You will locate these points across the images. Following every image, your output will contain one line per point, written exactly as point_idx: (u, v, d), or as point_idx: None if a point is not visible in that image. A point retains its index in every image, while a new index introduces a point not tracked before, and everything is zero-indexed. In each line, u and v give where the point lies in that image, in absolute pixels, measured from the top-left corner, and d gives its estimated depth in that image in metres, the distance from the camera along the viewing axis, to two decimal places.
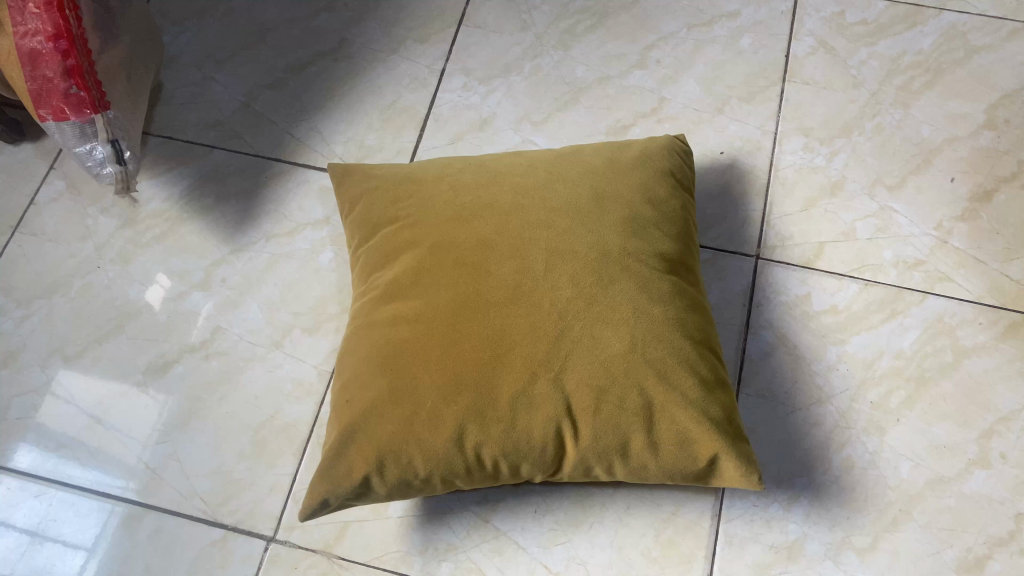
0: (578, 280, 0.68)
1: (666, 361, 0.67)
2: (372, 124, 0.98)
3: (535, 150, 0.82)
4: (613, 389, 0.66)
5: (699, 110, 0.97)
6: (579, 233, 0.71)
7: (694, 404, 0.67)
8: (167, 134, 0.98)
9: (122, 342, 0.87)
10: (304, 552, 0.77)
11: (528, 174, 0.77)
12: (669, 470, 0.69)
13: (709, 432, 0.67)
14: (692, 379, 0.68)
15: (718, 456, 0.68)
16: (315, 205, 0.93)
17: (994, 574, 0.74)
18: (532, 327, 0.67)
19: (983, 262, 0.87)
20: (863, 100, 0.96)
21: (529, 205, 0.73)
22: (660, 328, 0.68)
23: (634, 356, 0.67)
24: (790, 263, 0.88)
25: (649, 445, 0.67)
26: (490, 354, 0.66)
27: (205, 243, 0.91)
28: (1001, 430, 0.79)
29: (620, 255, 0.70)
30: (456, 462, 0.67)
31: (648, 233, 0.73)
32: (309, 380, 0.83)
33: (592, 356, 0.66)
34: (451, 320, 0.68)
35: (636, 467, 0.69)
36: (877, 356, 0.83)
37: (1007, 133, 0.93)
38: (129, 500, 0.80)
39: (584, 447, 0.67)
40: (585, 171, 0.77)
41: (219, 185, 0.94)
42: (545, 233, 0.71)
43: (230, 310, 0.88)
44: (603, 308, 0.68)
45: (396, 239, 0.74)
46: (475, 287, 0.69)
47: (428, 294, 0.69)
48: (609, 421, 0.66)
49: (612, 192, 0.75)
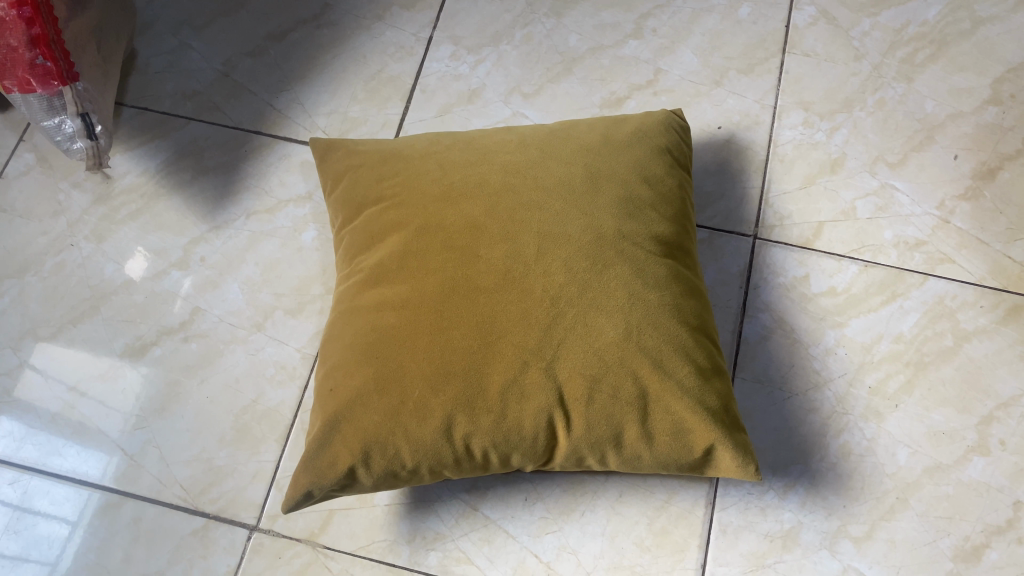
0: (571, 264, 0.65)
1: (663, 350, 0.64)
2: (356, 94, 0.94)
3: (527, 126, 0.78)
4: (606, 378, 0.63)
5: (696, 83, 0.94)
6: (573, 215, 0.68)
7: (692, 393, 0.64)
8: (142, 105, 0.93)
9: (98, 323, 0.84)
10: (288, 541, 0.75)
11: (520, 152, 0.74)
12: (664, 461, 0.66)
13: (706, 422, 0.64)
14: (689, 367, 0.65)
15: (714, 447, 0.65)
16: (298, 180, 0.89)
17: (991, 563, 0.73)
18: (523, 314, 0.64)
19: (985, 243, 0.85)
20: (865, 73, 0.93)
21: (520, 186, 0.70)
22: (655, 314, 0.65)
23: (629, 344, 0.64)
24: (788, 243, 0.85)
25: (643, 436, 0.64)
26: (480, 342, 0.63)
27: (182, 220, 0.88)
28: (1000, 416, 0.78)
29: (615, 238, 0.67)
30: (444, 454, 0.64)
31: (643, 214, 0.70)
32: (292, 364, 0.81)
33: (585, 344, 0.63)
34: (439, 306, 0.65)
35: (630, 458, 0.66)
36: (876, 340, 0.81)
37: (1013, 108, 0.90)
38: (106, 487, 0.77)
39: (576, 438, 0.64)
40: (579, 149, 0.74)
41: (197, 159, 0.91)
42: (537, 215, 0.68)
43: (209, 290, 0.84)
44: (597, 293, 0.65)
45: (383, 220, 0.71)
46: (464, 272, 0.66)
47: (416, 278, 0.66)
48: (602, 411, 0.63)
49: (606, 171, 0.72)
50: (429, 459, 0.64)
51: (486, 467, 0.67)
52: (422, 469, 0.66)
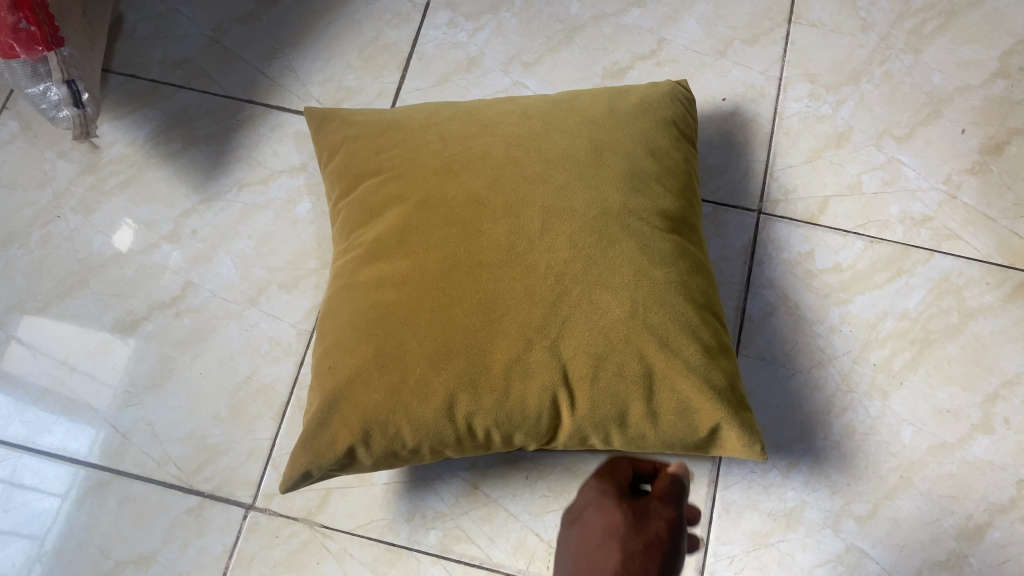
0: (575, 240, 0.64)
1: (669, 327, 0.63)
2: (351, 63, 0.91)
3: (529, 97, 0.76)
4: (612, 356, 0.61)
5: (700, 53, 0.91)
6: (578, 188, 0.66)
7: (697, 372, 0.63)
8: (129, 72, 0.90)
9: (86, 298, 0.81)
10: (285, 520, 0.73)
11: (522, 124, 0.71)
12: (669, 440, 0.65)
13: (712, 402, 0.63)
14: (695, 345, 0.64)
15: (719, 426, 0.63)
16: (291, 150, 0.87)
17: (994, 542, 0.72)
18: (527, 290, 0.62)
19: (992, 219, 0.83)
20: (872, 44, 0.91)
21: (523, 158, 0.68)
22: (662, 291, 0.64)
23: (635, 322, 0.62)
24: (793, 218, 0.84)
25: (648, 415, 0.63)
26: (483, 319, 0.61)
27: (173, 191, 0.85)
28: (1005, 395, 0.77)
29: (620, 213, 0.66)
30: (445, 433, 0.62)
31: (649, 188, 0.68)
32: (288, 340, 0.79)
33: (591, 322, 0.62)
34: (441, 282, 0.63)
35: (634, 437, 0.65)
36: (881, 317, 0.80)
37: (1022, 81, 0.88)
38: (97, 465, 0.76)
39: (580, 417, 0.63)
40: (583, 120, 0.72)
41: (187, 129, 0.88)
42: (540, 189, 0.66)
43: (201, 264, 0.82)
44: (603, 270, 0.63)
45: (382, 193, 0.69)
46: (466, 247, 0.64)
47: (417, 254, 0.65)
48: (607, 391, 0.62)
49: (611, 144, 0.70)
50: (430, 438, 0.63)
51: (488, 446, 0.66)
52: (423, 449, 0.64)
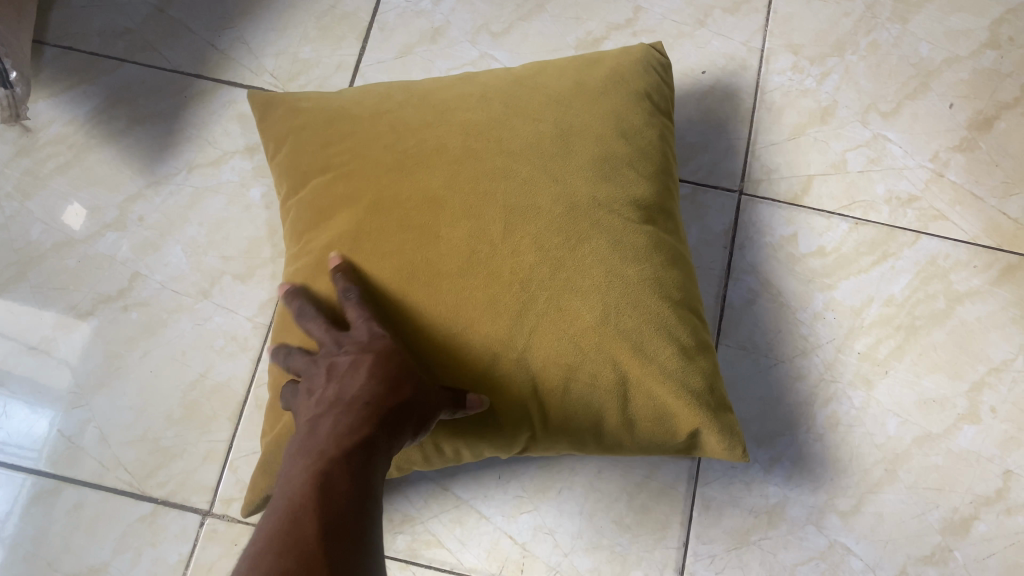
0: (542, 242, 0.59)
1: (644, 330, 0.59)
2: (307, 33, 0.85)
3: (488, 76, 0.70)
4: (584, 365, 0.58)
5: (679, 23, 0.86)
6: (543, 182, 0.61)
7: (674, 377, 0.59)
8: (66, 45, 0.84)
9: (25, 291, 0.76)
10: (244, 527, 0.70)
11: (482, 109, 0.66)
12: (647, 443, 0.62)
13: (692, 407, 0.59)
14: (672, 348, 0.59)
15: (699, 431, 0.60)
16: (244, 129, 0.81)
17: (980, 535, 0.71)
18: (492, 301, 0.58)
19: (980, 198, 0.80)
20: (857, 14, 0.87)
21: (483, 150, 0.62)
22: (637, 291, 0.59)
23: (607, 328, 0.58)
24: (775, 199, 0.80)
25: (624, 422, 0.60)
26: (445, 333, 0.58)
27: (117, 175, 0.79)
28: (992, 382, 0.74)
29: (589, 207, 0.61)
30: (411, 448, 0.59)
31: (621, 176, 0.64)
32: (244, 334, 0.75)
33: (560, 329, 0.58)
34: (400, 294, 0.58)
35: (611, 441, 0.62)
36: (866, 303, 0.77)
37: (1011, 52, 0.85)
38: (43, 472, 0.71)
39: (552, 425, 0.60)
40: (548, 103, 0.67)
41: (131, 107, 0.82)
42: (503, 185, 0.61)
43: (149, 253, 0.77)
44: (571, 273, 0.59)
45: (330, 193, 0.63)
46: (425, 256, 0.59)
47: (371, 263, 0.59)
48: (580, 399, 0.59)
49: (579, 130, 0.65)
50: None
51: (458, 454, 0.63)
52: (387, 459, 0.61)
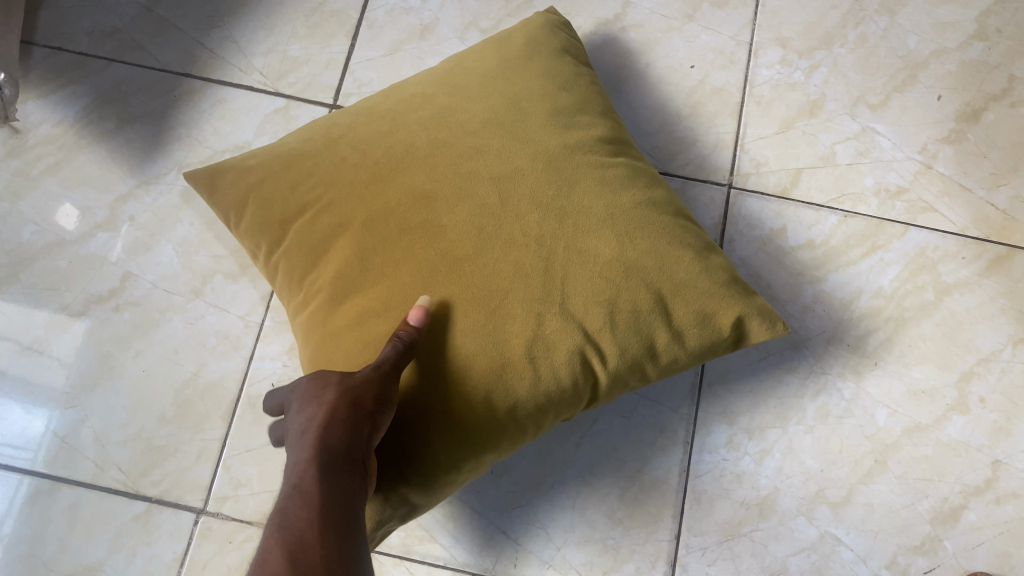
0: (539, 199, 0.59)
1: (658, 248, 0.59)
2: (296, 31, 0.85)
3: (416, 76, 0.70)
4: (622, 296, 0.56)
5: (667, 17, 0.87)
6: (515, 147, 0.61)
7: (700, 276, 0.59)
8: (55, 45, 0.83)
9: (17, 292, 0.76)
10: (239, 524, 0.71)
11: (427, 99, 0.65)
12: (700, 353, 0.60)
13: (723, 296, 0.59)
14: (687, 253, 0.60)
15: (742, 317, 0.59)
16: (234, 128, 0.81)
17: (968, 525, 0.71)
18: (517, 267, 0.56)
19: (968, 190, 0.81)
20: (846, 6, 0.87)
21: (452, 136, 0.62)
22: (635, 215, 0.60)
23: (627, 252, 0.58)
24: (764, 193, 0.80)
25: (676, 337, 0.58)
26: (484, 310, 0.56)
27: (107, 175, 0.80)
28: (981, 372, 0.75)
29: (565, 156, 0.61)
30: (478, 438, 0.56)
31: (578, 122, 0.65)
32: (236, 333, 0.75)
33: (587, 270, 0.57)
34: (424, 293, 0.57)
35: (668, 364, 0.60)
36: (855, 295, 0.77)
37: (999, 43, 0.85)
38: (38, 472, 0.72)
39: (615, 365, 0.57)
40: (485, 78, 0.66)
41: (121, 106, 0.82)
42: (482, 160, 0.60)
43: (140, 253, 0.77)
44: (575, 217, 0.58)
45: (316, 230, 0.61)
46: (437, 249, 0.57)
47: (388, 275, 0.58)
48: (628, 332, 0.57)
49: (525, 95, 0.65)
50: (475, 447, 0.56)
51: (530, 435, 0.60)
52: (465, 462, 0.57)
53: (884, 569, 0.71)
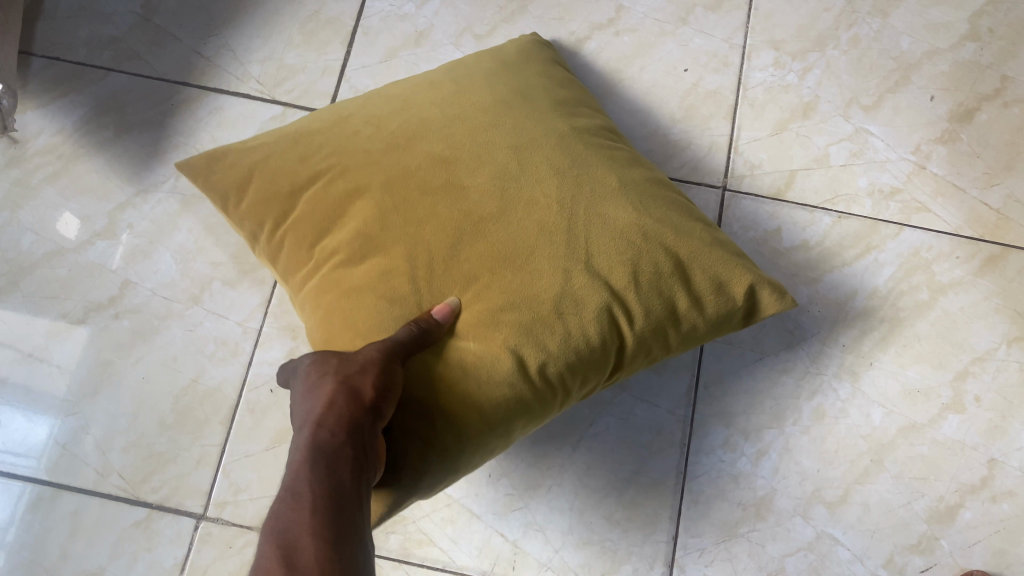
0: (556, 165, 0.60)
1: (671, 216, 0.60)
2: (292, 39, 0.86)
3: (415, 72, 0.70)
4: (644, 257, 0.57)
5: (661, 21, 0.87)
6: (528, 122, 0.62)
7: (715, 245, 0.60)
8: (53, 55, 0.84)
9: (17, 301, 0.77)
10: (239, 529, 0.71)
11: (431, 86, 0.66)
12: (718, 323, 0.61)
13: (739, 265, 0.59)
14: (698, 224, 0.61)
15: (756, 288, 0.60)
16: (231, 136, 0.82)
17: (964, 523, 0.72)
18: (541, 224, 0.57)
19: (962, 190, 0.81)
20: (838, 8, 0.88)
21: (465, 112, 0.63)
22: (646, 188, 0.61)
23: (645, 217, 0.59)
24: (759, 195, 0.81)
25: (695, 303, 0.59)
26: (509, 266, 0.56)
27: (105, 184, 0.80)
28: (976, 371, 0.75)
29: (575, 134, 0.63)
30: (506, 407, 0.55)
31: (578, 112, 0.67)
32: (234, 340, 0.75)
33: (609, 230, 0.57)
34: (449, 252, 0.57)
35: (688, 333, 0.60)
36: (850, 295, 0.78)
37: (992, 44, 0.85)
38: (39, 480, 0.72)
39: (639, 328, 0.58)
40: (488, 71, 0.68)
41: (119, 115, 0.82)
42: (498, 132, 0.61)
43: (139, 261, 0.78)
44: (592, 181, 0.59)
45: (333, 195, 0.60)
46: (460, 209, 0.58)
47: (411, 234, 0.57)
48: (652, 292, 0.57)
49: (525, 86, 0.66)
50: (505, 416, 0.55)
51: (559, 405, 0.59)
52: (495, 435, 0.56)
53: (881, 568, 0.71)
